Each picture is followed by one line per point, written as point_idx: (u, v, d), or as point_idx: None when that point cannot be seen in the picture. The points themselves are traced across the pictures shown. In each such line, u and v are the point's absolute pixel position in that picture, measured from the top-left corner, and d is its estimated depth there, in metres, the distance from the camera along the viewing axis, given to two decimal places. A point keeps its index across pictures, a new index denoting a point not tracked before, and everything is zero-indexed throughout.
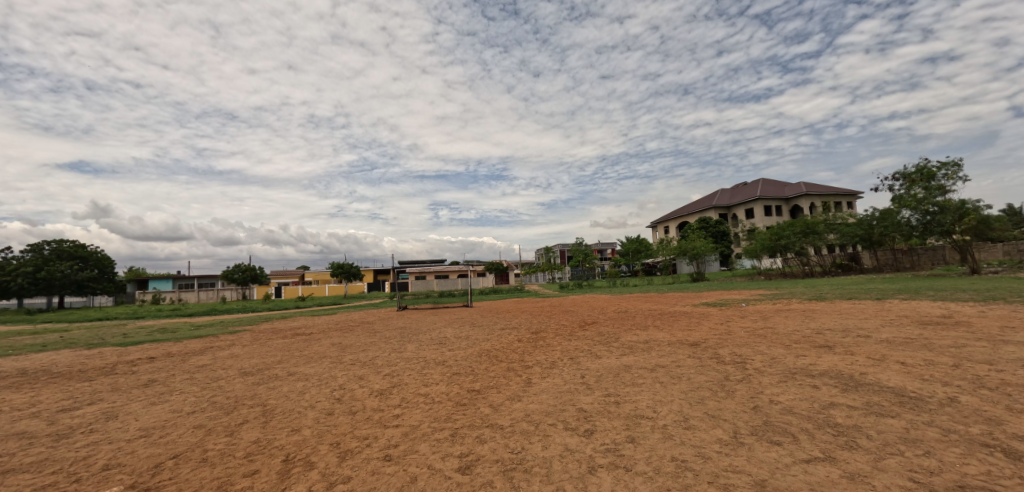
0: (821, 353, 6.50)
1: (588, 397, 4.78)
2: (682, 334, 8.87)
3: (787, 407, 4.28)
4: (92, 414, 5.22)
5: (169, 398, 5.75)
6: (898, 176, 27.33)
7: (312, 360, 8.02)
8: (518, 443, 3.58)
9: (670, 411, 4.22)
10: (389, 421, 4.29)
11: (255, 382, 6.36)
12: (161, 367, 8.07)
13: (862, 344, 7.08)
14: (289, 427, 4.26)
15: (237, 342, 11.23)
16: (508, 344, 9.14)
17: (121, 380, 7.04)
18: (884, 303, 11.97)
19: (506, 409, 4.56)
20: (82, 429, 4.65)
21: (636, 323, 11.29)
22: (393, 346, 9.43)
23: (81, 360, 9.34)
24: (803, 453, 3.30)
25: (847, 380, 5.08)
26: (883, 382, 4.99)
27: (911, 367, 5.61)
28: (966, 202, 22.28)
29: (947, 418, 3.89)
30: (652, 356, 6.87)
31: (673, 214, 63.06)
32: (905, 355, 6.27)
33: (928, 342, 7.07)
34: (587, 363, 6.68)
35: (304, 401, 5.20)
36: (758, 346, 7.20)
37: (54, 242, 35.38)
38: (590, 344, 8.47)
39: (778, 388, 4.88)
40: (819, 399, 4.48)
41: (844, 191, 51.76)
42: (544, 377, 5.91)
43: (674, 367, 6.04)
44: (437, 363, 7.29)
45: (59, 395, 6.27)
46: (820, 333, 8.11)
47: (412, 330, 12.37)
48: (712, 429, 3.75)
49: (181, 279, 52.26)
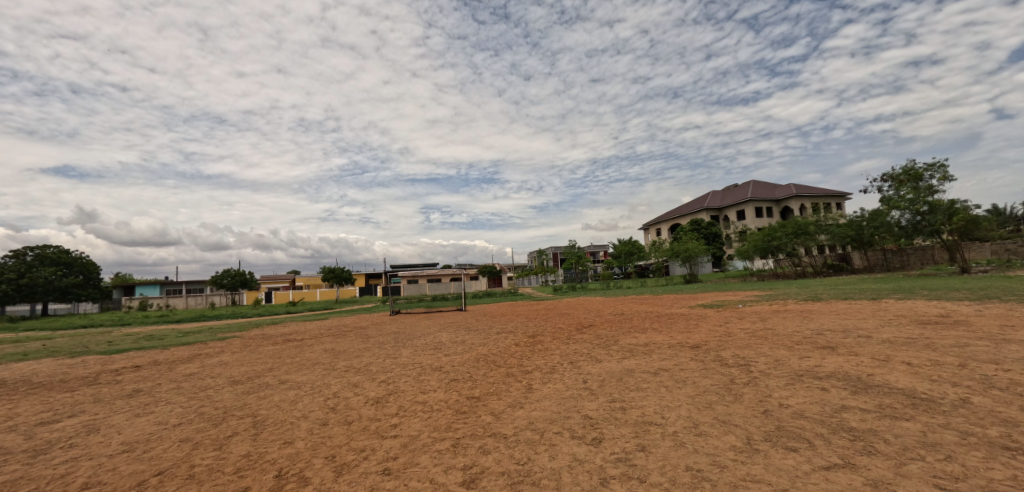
0: (825, 355, 6.42)
1: (593, 403, 4.62)
2: (682, 337, 8.73)
3: (798, 411, 4.16)
4: (72, 427, 4.94)
5: (155, 410, 5.47)
6: (887, 177, 27.62)
7: (304, 367, 7.78)
8: (524, 454, 3.41)
9: (679, 417, 4.07)
10: (386, 432, 4.09)
11: (245, 392, 6.12)
12: (146, 376, 7.75)
13: (865, 344, 7.01)
14: (281, 439, 4.05)
15: (227, 349, 10.89)
16: (505, 348, 8.94)
17: (104, 391, 6.74)
18: (879, 303, 11.96)
19: (508, 416, 4.39)
20: (61, 444, 4.39)
21: (634, 325, 11.11)
22: (388, 352, 9.20)
23: (64, 369, 8.98)
24: (822, 459, 3.17)
25: (856, 382, 4.99)
26: (893, 384, 4.90)
27: (918, 368, 5.54)
28: (956, 202, 22.41)
29: (963, 421, 3.79)
30: (653, 360, 6.74)
31: (665, 215, 63.42)
32: (909, 355, 6.21)
33: (931, 342, 7.01)
34: (587, 367, 6.53)
35: (297, 411, 4.99)
36: (760, 348, 7.09)
37: (37, 247, 34.48)
38: (589, 347, 8.31)
39: (786, 391, 4.76)
40: (830, 402, 4.38)
41: (833, 193, 52.42)
42: (545, 382, 5.75)
43: (678, 370, 5.91)
44: (434, 368, 7.11)
45: (38, 408, 5.97)
46: (820, 334, 8.05)
47: (407, 335, 12.12)
48: (725, 436, 3.61)
49: (169, 285, 51.35)
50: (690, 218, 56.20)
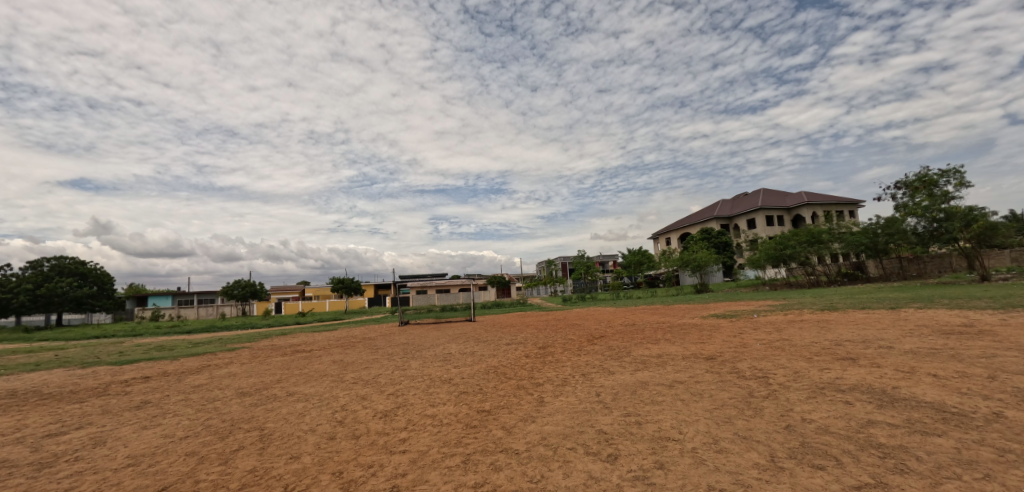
0: (847, 366, 6.21)
1: (607, 418, 4.48)
2: (696, 348, 8.51)
3: (823, 426, 3.98)
4: (79, 440, 4.91)
5: (161, 422, 5.44)
6: (901, 184, 27.18)
7: (312, 379, 7.72)
8: (537, 471, 3.28)
9: (697, 432, 3.92)
10: (395, 447, 3.99)
11: (252, 404, 6.07)
12: (155, 388, 7.76)
13: (886, 356, 6.74)
14: (287, 454, 3.96)
15: (236, 360, 10.91)
16: (516, 359, 8.84)
17: (113, 402, 6.74)
18: (900, 312, 11.70)
19: (520, 431, 4.26)
20: (66, 457, 4.35)
21: (646, 336, 10.86)
22: (397, 363, 9.16)
23: (75, 379, 9.04)
24: (852, 478, 3.01)
25: (880, 395, 4.78)
26: (920, 397, 4.69)
27: (945, 380, 5.32)
28: (974, 209, 21.99)
29: (999, 437, 3.58)
30: (668, 371, 6.57)
31: (674, 225, 63.14)
32: (935, 366, 6.00)
33: (956, 353, 6.72)
34: (599, 379, 6.39)
35: (305, 424, 4.92)
36: (779, 359, 6.87)
37: (55, 257, 35.25)
38: (601, 358, 8.16)
39: (808, 405, 4.59)
40: (855, 417, 4.18)
41: (845, 201, 51.82)
42: (557, 395, 5.62)
43: (694, 382, 5.75)
44: (443, 380, 7.02)
45: (46, 419, 5.95)
46: (839, 345, 7.79)
47: (416, 347, 12.04)
48: (746, 452, 3.46)
49: (181, 295, 52.16)
50: (699, 227, 55.88)
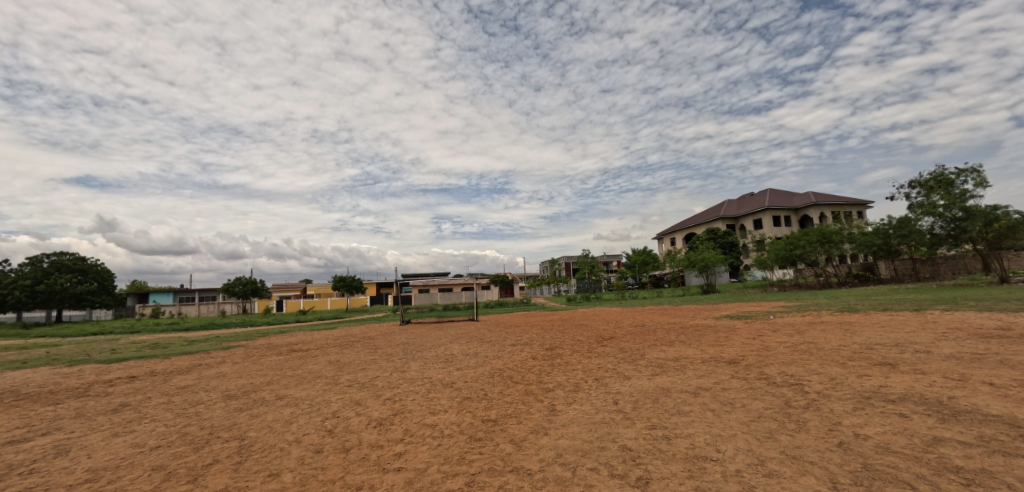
0: (888, 372, 5.64)
1: (630, 431, 3.96)
2: (714, 351, 7.96)
3: (882, 444, 3.44)
4: (40, 449, 4.42)
5: (136, 428, 4.96)
6: (915, 184, 26.61)
7: (304, 382, 7.20)
8: None
9: (737, 451, 3.38)
10: (389, 463, 3.49)
11: (237, 408, 5.58)
12: (138, 389, 7.29)
13: (928, 362, 6.14)
14: (265, 470, 3.46)
15: (228, 359, 10.38)
16: (521, 362, 8.31)
17: (89, 404, 6.27)
18: (924, 314, 11.11)
19: (532, 446, 3.76)
20: (20, 469, 3.86)
21: (659, 338, 10.33)
22: (395, 364, 8.66)
23: (57, 379, 8.56)
24: None
25: (938, 407, 4.22)
26: (985, 410, 4.12)
27: (1004, 390, 4.74)
28: (996, 209, 21.27)
29: None
30: (689, 377, 6.03)
31: (679, 225, 62.55)
32: (986, 374, 5.41)
33: (1003, 359, 6.12)
34: (614, 385, 5.86)
35: (290, 433, 4.41)
36: (809, 364, 6.32)
37: (54, 255, 34.92)
38: (613, 361, 7.63)
39: (858, 418, 4.05)
40: (918, 433, 3.63)
41: (855, 202, 50.93)
42: (570, 403, 5.10)
43: (720, 390, 5.22)
44: (445, 384, 6.52)
45: (13, 423, 5.47)
46: (872, 349, 7.18)
47: (416, 347, 11.54)
48: (802, 477, 2.92)
49: (183, 293, 51.91)
50: (705, 227, 55.09)
